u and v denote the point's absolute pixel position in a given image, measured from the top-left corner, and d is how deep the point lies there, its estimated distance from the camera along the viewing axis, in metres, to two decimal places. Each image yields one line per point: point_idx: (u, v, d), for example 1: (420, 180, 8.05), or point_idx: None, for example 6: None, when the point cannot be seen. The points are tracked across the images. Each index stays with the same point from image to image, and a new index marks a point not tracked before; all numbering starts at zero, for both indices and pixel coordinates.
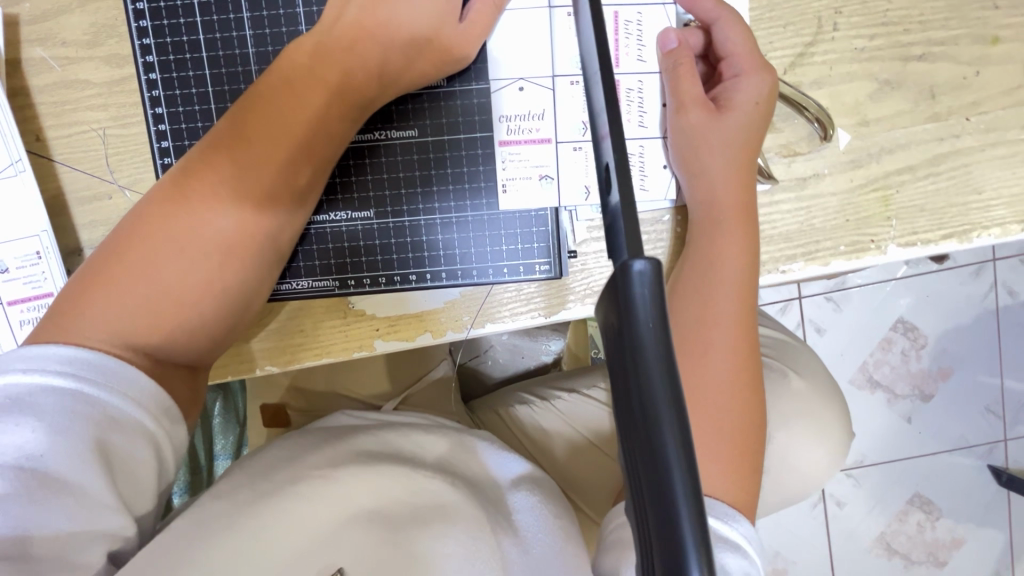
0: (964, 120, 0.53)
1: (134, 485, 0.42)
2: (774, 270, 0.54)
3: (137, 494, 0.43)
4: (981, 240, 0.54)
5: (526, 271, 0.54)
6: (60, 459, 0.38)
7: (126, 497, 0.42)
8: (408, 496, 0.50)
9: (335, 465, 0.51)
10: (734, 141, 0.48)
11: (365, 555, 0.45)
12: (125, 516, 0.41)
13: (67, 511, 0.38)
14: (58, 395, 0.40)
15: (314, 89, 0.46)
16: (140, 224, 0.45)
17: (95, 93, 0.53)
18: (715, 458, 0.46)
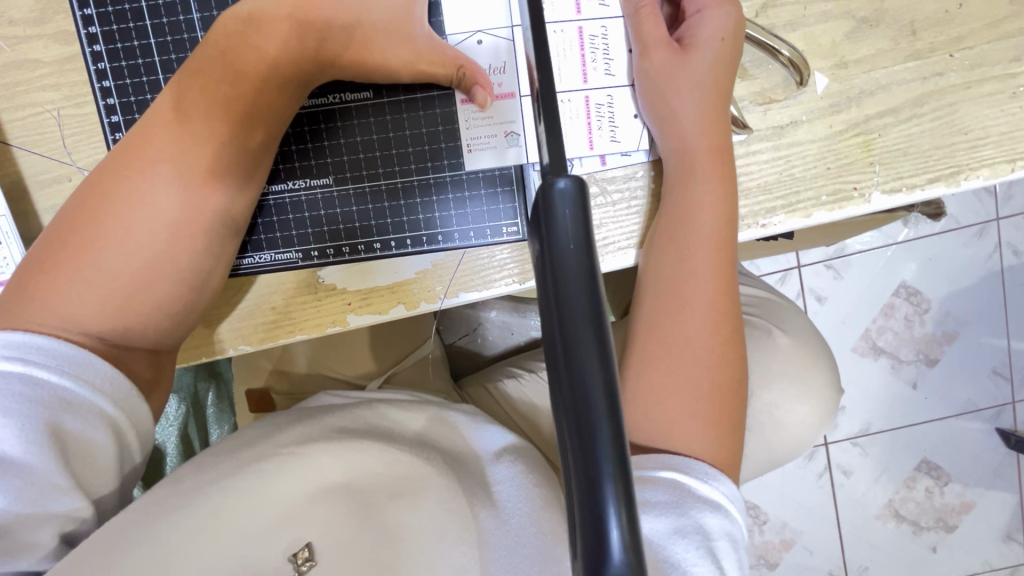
0: (948, 57, 0.50)
1: (92, 468, 0.42)
2: (753, 224, 0.52)
3: (97, 476, 0.43)
4: (971, 182, 0.52)
5: (494, 234, 0.53)
6: (8, 443, 0.38)
7: (85, 478, 0.42)
8: (381, 469, 0.49)
9: (305, 441, 0.50)
10: (700, 83, 0.47)
11: (333, 529, 0.46)
12: (80, 498, 0.42)
13: (13, 493, 0.38)
14: (7, 379, 0.39)
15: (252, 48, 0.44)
16: (88, 207, 0.44)
17: (47, 73, 0.52)
18: (689, 415, 0.46)
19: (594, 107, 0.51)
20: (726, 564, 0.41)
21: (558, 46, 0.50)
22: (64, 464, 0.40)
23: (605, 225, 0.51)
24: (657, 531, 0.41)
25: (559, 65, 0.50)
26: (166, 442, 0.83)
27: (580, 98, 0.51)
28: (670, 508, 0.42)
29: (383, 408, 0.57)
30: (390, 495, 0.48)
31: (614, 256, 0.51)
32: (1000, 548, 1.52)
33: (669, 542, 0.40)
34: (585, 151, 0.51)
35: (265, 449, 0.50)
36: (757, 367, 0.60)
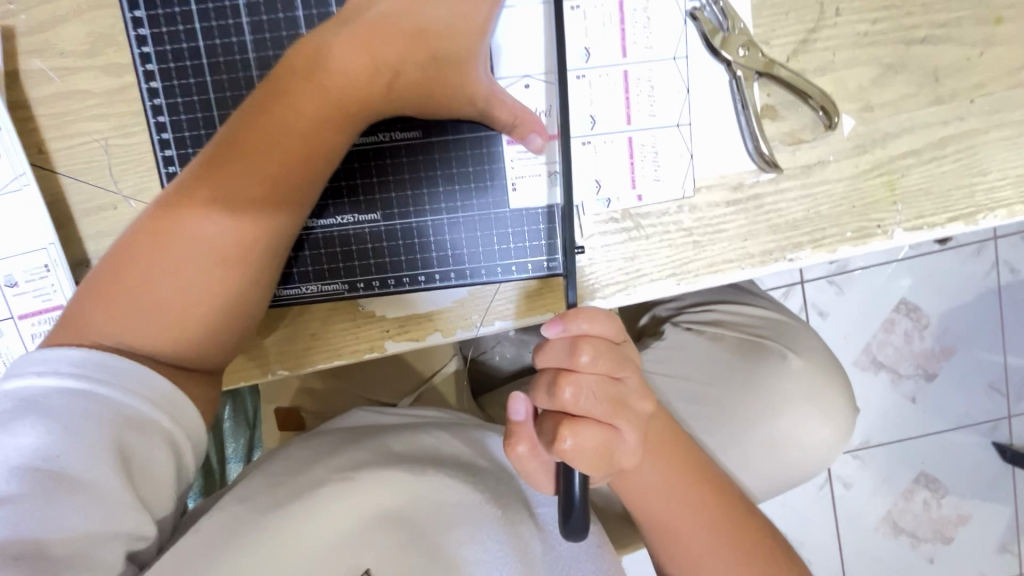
0: (969, 102, 0.52)
1: (152, 484, 0.43)
2: (780, 258, 0.54)
3: (156, 492, 0.43)
4: (987, 222, 0.54)
5: (535, 268, 0.54)
6: (75, 458, 0.40)
7: (142, 487, 0.42)
8: (432, 498, 0.51)
9: (357, 467, 0.52)
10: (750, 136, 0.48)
11: (390, 557, 0.48)
12: (144, 515, 0.42)
13: (81, 509, 0.39)
14: (72, 397, 0.41)
15: (318, 96, 0.45)
16: (151, 227, 0.45)
17: (95, 103, 0.53)
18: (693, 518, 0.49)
19: (637, 147, 0.53)
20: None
21: (605, 89, 0.52)
22: (119, 470, 0.41)
23: (638, 257, 0.54)
24: None
25: (600, 107, 0.53)
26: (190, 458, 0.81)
27: (623, 138, 0.53)
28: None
29: (421, 428, 0.59)
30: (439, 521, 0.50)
31: (648, 285, 0.55)
32: (995, 559, 1.55)
33: None
34: (627, 188, 0.53)
35: (319, 469, 0.52)
36: (770, 390, 0.62)
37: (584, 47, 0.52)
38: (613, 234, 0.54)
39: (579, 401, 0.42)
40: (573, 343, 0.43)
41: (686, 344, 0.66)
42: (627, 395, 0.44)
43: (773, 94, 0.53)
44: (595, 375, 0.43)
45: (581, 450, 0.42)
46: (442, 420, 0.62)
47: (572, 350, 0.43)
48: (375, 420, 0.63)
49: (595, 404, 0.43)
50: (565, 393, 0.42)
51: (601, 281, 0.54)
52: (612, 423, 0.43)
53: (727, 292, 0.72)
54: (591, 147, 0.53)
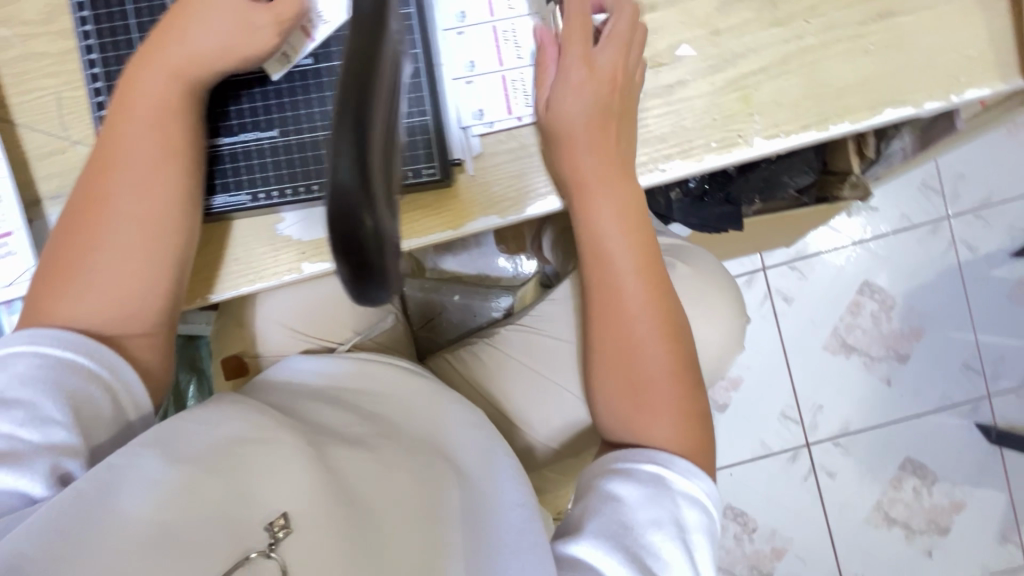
0: (804, 23, 0.60)
1: (94, 416, 0.53)
2: (654, 169, 0.61)
3: (94, 423, 0.53)
4: (839, 128, 0.60)
5: (415, 175, 0.56)
6: (22, 393, 0.50)
7: (84, 424, 0.52)
8: (360, 463, 0.58)
9: (274, 431, 0.58)
10: (590, 108, 0.57)
11: (305, 497, 0.52)
12: (79, 438, 0.51)
13: (27, 427, 0.50)
14: (22, 354, 0.52)
15: (149, 88, 0.55)
16: (68, 236, 0.56)
17: (49, 62, 0.61)
18: (652, 410, 0.60)
19: (509, 83, 0.59)
20: (696, 551, 0.54)
21: (478, 40, 0.59)
22: (69, 410, 0.51)
23: (527, 174, 0.60)
24: (643, 519, 0.53)
25: (477, 53, 0.59)
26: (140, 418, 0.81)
27: (497, 78, 0.59)
28: (651, 502, 0.55)
29: (337, 408, 0.68)
30: (364, 477, 0.57)
31: (535, 203, 0.61)
32: (997, 548, 1.49)
33: (650, 531, 0.53)
34: (504, 115, 0.59)
35: (253, 423, 0.58)
36: None
37: (457, 8, 0.58)
38: (496, 152, 0.60)
39: (592, 83, 0.57)
40: (636, 49, 0.58)
41: None
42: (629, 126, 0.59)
43: None
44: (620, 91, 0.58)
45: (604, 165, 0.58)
46: (359, 399, 0.71)
47: (635, 58, 0.58)
48: (291, 401, 0.69)
49: (596, 107, 0.57)
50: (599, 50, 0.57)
51: (494, 197, 0.60)
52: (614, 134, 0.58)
53: None
54: (472, 85, 0.59)
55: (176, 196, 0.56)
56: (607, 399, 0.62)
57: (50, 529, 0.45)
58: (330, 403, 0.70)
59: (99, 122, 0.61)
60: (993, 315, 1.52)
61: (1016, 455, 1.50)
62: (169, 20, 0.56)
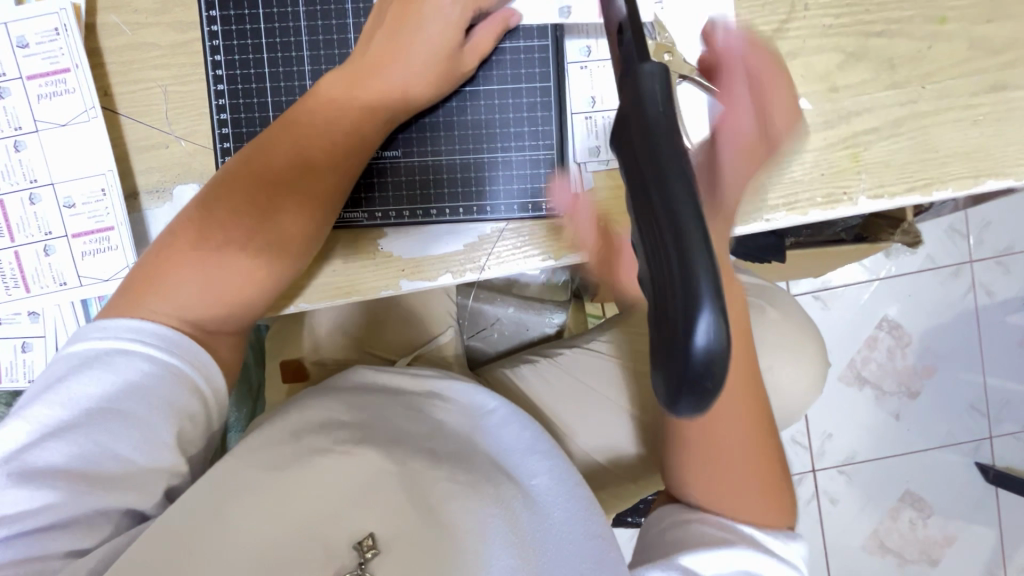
0: (920, 88, 0.60)
1: (191, 430, 0.53)
2: (759, 220, 0.61)
3: (190, 436, 0.53)
4: (940, 194, 0.61)
5: (534, 209, 0.59)
6: (130, 402, 0.49)
7: (182, 441, 0.52)
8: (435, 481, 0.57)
9: (358, 442, 0.58)
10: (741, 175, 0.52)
11: (390, 518, 0.53)
12: (177, 454, 0.52)
13: (135, 440, 0.49)
14: (129, 356, 0.50)
15: (344, 105, 0.55)
16: (205, 219, 0.54)
17: (159, 54, 0.60)
18: (745, 494, 0.56)
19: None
20: None
21: (603, 77, 0.59)
22: (175, 429, 0.51)
23: None
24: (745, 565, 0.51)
25: (600, 89, 0.59)
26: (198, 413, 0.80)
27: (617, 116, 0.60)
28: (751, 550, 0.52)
29: (408, 410, 0.67)
30: (436, 491, 0.55)
31: None
32: None
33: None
34: None
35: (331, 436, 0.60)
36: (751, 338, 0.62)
37: (582, 44, 0.59)
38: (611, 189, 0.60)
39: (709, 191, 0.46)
40: (737, 151, 0.51)
41: None
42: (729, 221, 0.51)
43: None
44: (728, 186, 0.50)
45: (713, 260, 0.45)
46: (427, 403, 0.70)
47: (734, 155, 0.51)
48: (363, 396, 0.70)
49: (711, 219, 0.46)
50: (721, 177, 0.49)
51: None
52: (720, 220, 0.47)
53: None
54: (593, 122, 0.59)
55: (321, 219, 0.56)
56: (694, 479, 0.57)
57: (164, 551, 0.47)
58: (401, 406, 0.69)
59: (218, 125, 0.60)
60: (1003, 361, 1.56)
61: (1010, 496, 1.55)
62: (385, 42, 0.55)
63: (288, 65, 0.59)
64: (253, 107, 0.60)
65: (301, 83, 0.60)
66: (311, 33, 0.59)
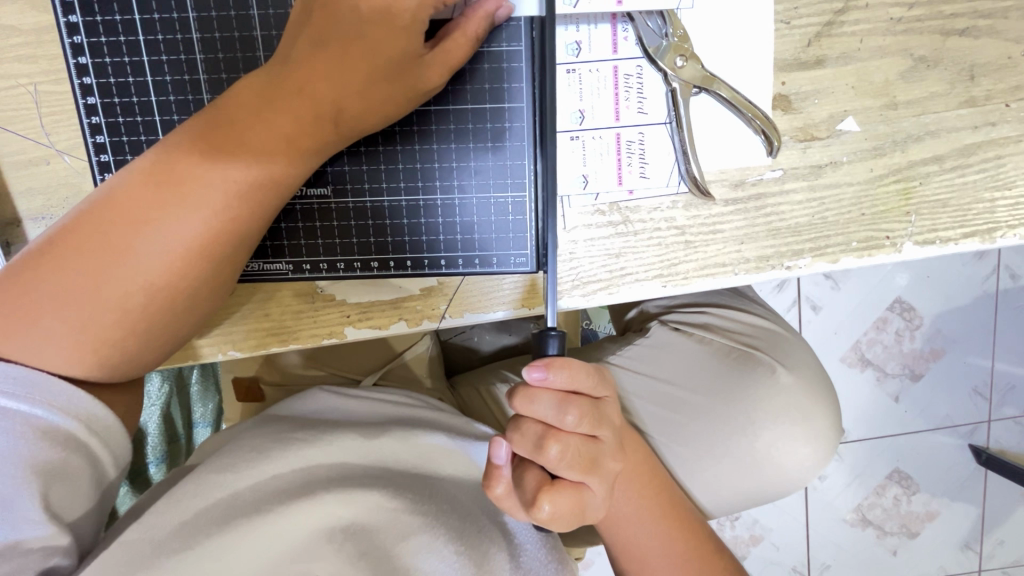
0: (1003, 107, 0.47)
1: (71, 493, 0.42)
2: (778, 266, 0.50)
3: (72, 501, 0.42)
4: (1006, 240, 0.49)
5: (499, 262, 0.49)
6: None
7: (59, 508, 0.41)
8: (396, 541, 0.51)
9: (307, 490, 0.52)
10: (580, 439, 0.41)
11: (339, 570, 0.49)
12: (53, 527, 0.41)
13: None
14: None
15: (273, 115, 0.42)
16: (73, 248, 0.42)
17: (24, 43, 0.46)
18: None
19: (624, 145, 0.48)
20: None
21: (592, 87, 0.47)
22: (40, 497, 0.40)
23: (624, 255, 0.49)
24: None
25: (591, 101, 0.47)
26: (149, 423, 0.74)
27: (610, 136, 0.47)
28: None
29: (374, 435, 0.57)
30: (392, 531, 0.51)
31: (633, 289, 0.50)
32: (956, 558, 1.34)
33: None
34: (613, 186, 0.48)
35: (288, 463, 0.53)
36: (747, 406, 0.55)
37: (572, 40, 0.46)
38: (596, 230, 0.49)
39: (562, 462, 0.40)
40: (561, 399, 0.40)
41: (673, 347, 0.59)
42: (605, 452, 0.42)
43: (789, 82, 0.47)
44: (581, 434, 0.41)
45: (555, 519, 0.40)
46: (397, 416, 0.61)
47: (559, 406, 0.40)
48: (329, 407, 0.61)
49: (567, 470, 0.40)
50: (549, 452, 0.40)
51: (588, 278, 0.50)
52: (583, 482, 0.41)
53: (718, 293, 0.63)
54: (579, 145, 0.48)
55: (227, 257, 0.44)
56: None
57: None
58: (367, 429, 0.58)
59: (94, 150, 0.48)
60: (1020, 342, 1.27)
61: (1001, 480, 1.31)
62: (316, 48, 0.41)
63: (176, 71, 0.47)
64: (138, 128, 0.48)
65: (194, 95, 0.47)
66: (203, 27, 0.46)
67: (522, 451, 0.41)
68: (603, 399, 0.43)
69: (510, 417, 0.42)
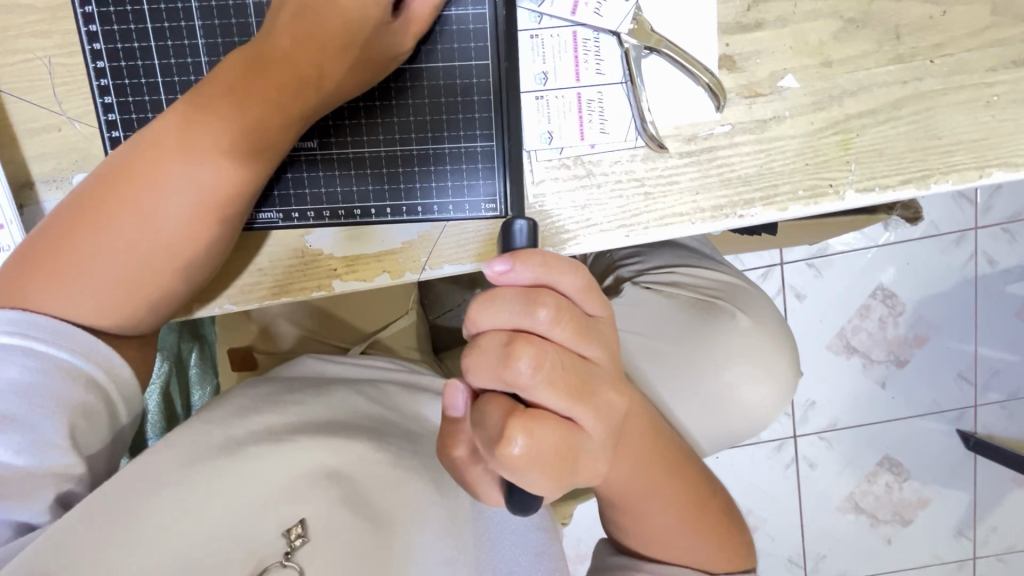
0: (928, 63, 0.52)
1: (89, 430, 0.47)
2: (731, 215, 0.54)
3: (90, 437, 0.47)
4: (940, 186, 0.54)
5: (472, 210, 0.53)
6: (23, 407, 0.43)
7: (79, 440, 0.46)
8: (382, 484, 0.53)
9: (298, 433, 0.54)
10: (562, 350, 0.33)
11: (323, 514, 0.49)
12: (77, 455, 0.46)
13: (24, 443, 0.43)
14: (12, 352, 0.44)
15: (260, 86, 0.46)
16: (86, 214, 0.46)
17: (38, 19, 0.51)
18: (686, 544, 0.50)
19: (585, 103, 0.52)
20: None
21: (553, 49, 0.51)
22: (68, 428, 0.45)
23: (589, 206, 0.54)
24: None
25: (552, 63, 0.52)
26: (150, 401, 0.75)
27: (572, 94, 0.52)
28: None
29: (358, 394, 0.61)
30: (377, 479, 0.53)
31: (596, 236, 0.54)
32: (949, 543, 1.35)
33: None
34: (576, 140, 0.52)
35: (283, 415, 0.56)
36: (712, 349, 0.59)
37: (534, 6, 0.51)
38: (561, 180, 0.53)
39: (539, 374, 0.32)
40: (528, 296, 0.33)
41: (643, 302, 0.62)
42: (601, 378, 0.34)
43: (733, 44, 0.51)
44: (560, 344, 0.33)
45: (536, 455, 0.31)
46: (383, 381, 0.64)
47: (527, 305, 0.33)
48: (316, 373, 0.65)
49: (546, 387, 0.32)
50: (520, 366, 0.32)
51: (555, 225, 0.54)
52: (571, 411, 0.32)
53: (680, 255, 0.67)
54: (543, 103, 0.52)
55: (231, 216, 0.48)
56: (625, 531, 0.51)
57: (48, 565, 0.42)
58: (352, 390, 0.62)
59: (103, 110, 0.52)
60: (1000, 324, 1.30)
61: (989, 462, 1.33)
62: (295, 20, 0.46)
63: (177, 37, 0.51)
64: (142, 89, 0.52)
65: (193, 58, 0.52)
66: None
67: (489, 381, 0.33)
68: (593, 316, 0.35)
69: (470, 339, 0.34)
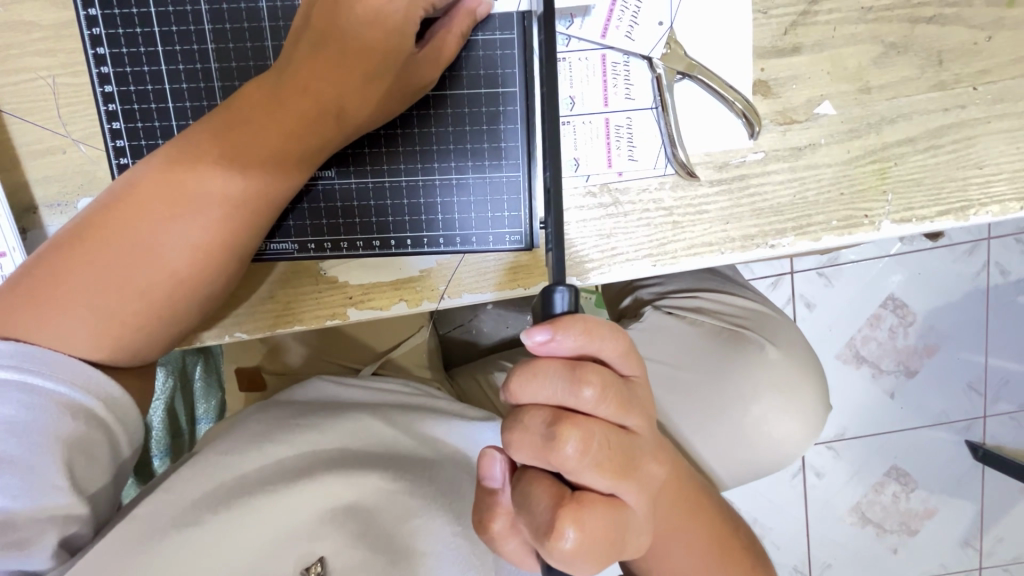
0: (971, 90, 0.50)
1: (89, 467, 0.44)
2: (762, 245, 0.52)
3: (90, 475, 0.44)
4: (979, 218, 0.52)
5: (495, 241, 0.51)
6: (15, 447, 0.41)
7: (79, 480, 0.43)
8: (398, 522, 0.51)
9: (311, 469, 0.52)
10: (606, 429, 0.33)
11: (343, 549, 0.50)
12: (75, 496, 0.43)
13: (19, 485, 0.41)
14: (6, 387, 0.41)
15: (280, 115, 0.44)
16: (90, 240, 0.44)
17: (43, 38, 0.49)
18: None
19: (613, 129, 0.50)
20: None
21: (581, 74, 0.50)
22: (65, 467, 0.42)
23: (616, 235, 0.51)
24: None
25: (581, 88, 0.50)
26: (154, 419, 0.72)
27: (600, 120, 0.50)
28: None
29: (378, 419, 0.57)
30: (394, 514, 0.52)
31: (622, 267, 0.52)
32: (955, 555, 1.34)
33: None
34: (603, 168, 0.51)
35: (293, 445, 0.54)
36: (738, 382, 0.57)
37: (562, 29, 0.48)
38: (588, 209, 0.51)
39: (585, 458, 0.32)
40: (572, 373, 0.33)
41: (667, 329, 0.60)
42: (641, 450, 0.35)
43: (768, 69, 0.49)
44: (605, 422, 0.33)
45: (587, 541, 0.32)
46: (398, 403, 0.61)
47: (571, 382, 0.33)
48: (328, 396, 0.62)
49: (593, 470, 0.33)
50: (566, 450, 0.32)
51: (580, 256, 0.51)
52: (616, 490, 0.33)
53: (702, 278, 0.65)
54: (570, 129, 0.50)
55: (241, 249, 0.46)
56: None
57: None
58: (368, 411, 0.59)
59: (110, 135, 0.50)
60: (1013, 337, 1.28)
61: (999, 475, 1.32)
62: (317, 48, 0.44)
63: (189, 60, 0.50)
64: (152, 114, 0.50)
65: (205, 83, 0.50)
66: (215, 18, 0.49)
67: (532, 459, 0.34)
68: (629, 380, 0.36)
69: (510, 412, 0.35)
